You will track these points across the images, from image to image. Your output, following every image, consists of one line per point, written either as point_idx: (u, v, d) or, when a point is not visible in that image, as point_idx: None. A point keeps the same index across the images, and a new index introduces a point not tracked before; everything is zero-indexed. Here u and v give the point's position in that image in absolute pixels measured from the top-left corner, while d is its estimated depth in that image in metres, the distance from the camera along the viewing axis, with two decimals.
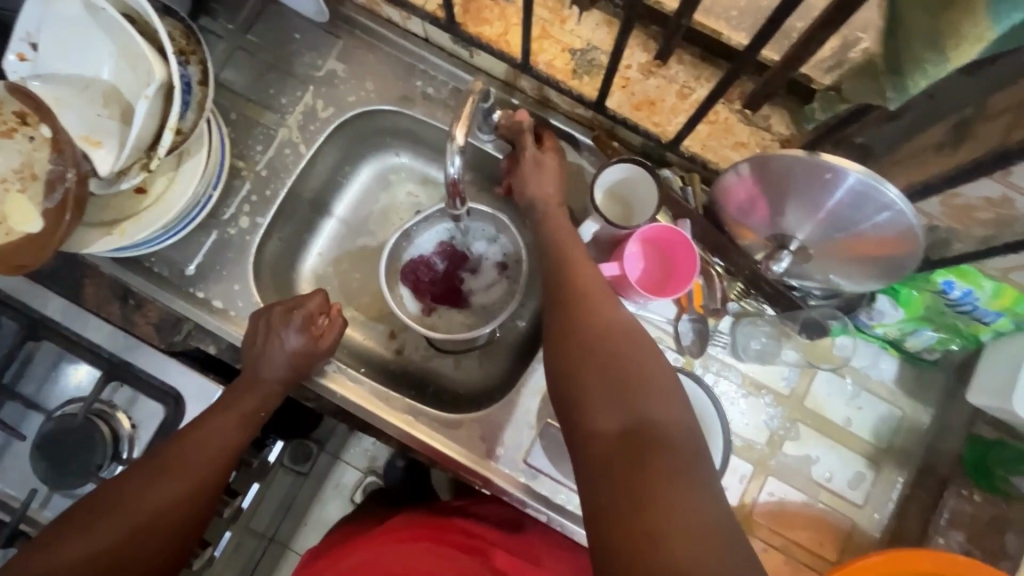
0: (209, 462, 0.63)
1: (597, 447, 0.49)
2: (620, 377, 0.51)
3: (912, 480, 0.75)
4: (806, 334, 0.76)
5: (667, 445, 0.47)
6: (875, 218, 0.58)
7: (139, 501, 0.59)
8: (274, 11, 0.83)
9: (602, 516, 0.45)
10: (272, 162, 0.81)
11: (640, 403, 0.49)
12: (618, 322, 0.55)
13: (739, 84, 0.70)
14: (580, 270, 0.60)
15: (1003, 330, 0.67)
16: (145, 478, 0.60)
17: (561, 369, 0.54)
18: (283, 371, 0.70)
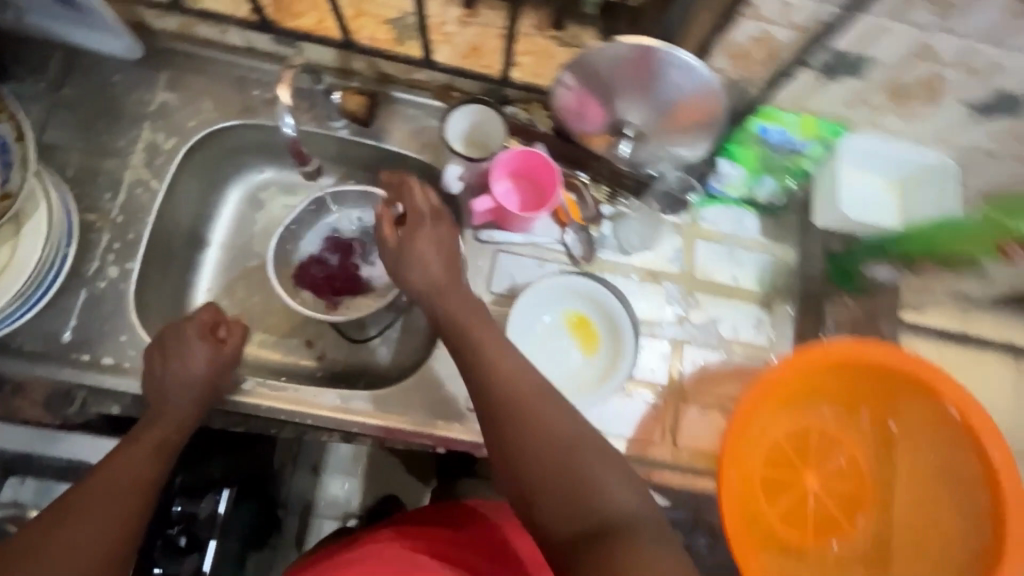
0: (130, 503, 0.60)
1: (524, 477, 0.52)
2: (522, 406, 0.54)
3: (800, 309, 0.85)
4: (671, 211, 0.85)
5: (590, 454, 0.52)
6: (686, 84, 0.68)
7: (43, 551, 0.53)
8: (86, 61, 0.81)
9: (550, 527, 0.50)
10: (126, 206, 0.78)
11: (549, 410, 0.54)
12: (499, 338, 0.60)
13: (525, 16, 0.75)
14: (455, 301, 0.63)
15: (819, 157, 0.79)
16: (47, 527, 0.55)
17: (489, 424, 0.55)
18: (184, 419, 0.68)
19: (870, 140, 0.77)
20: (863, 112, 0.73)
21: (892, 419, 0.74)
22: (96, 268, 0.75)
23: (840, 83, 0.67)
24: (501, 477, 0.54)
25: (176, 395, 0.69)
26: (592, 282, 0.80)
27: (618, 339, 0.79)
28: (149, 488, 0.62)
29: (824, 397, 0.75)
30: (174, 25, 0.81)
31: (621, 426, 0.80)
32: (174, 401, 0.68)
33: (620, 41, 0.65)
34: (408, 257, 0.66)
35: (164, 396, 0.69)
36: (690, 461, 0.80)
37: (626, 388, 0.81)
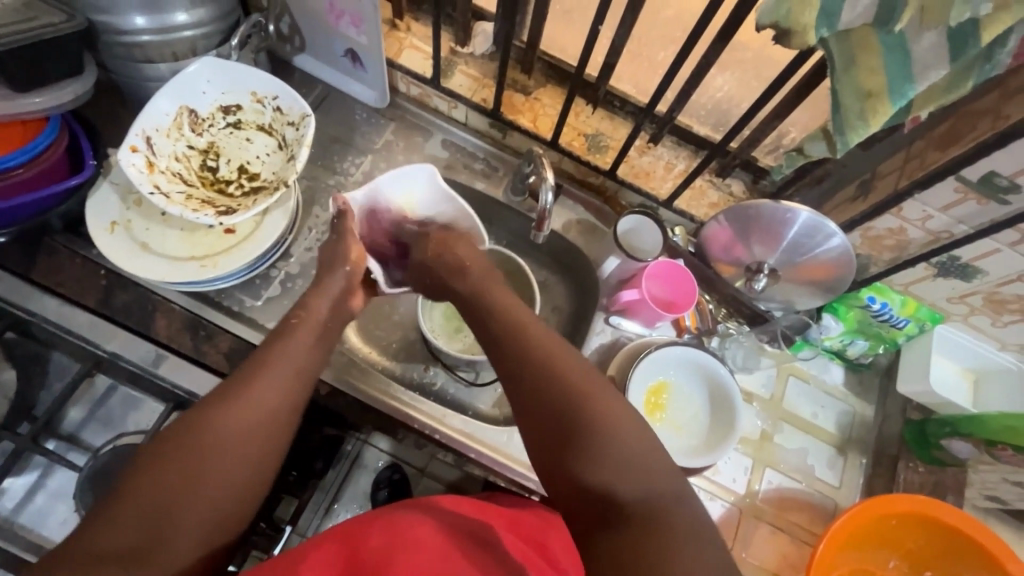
0: (263, 427, 0.59)
1: (568, 483, 0.55)
2: (563, 394, 0.58)
3: (872, 461, 0.94)
4: (775, 344, 0.96)
5: (632, 451, 0.55)
6: (821, 247, 0.83)
7: (203, 479, 0.55)
8: (337, 97, 1.00)
9: (597, 539, 0.52)
10: (334, 214, 0.93)
11: (597, 416, 0.56)
12: (559, 347, 0.62)
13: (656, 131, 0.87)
14: (500, 300, 0.68)
15: (912, 333, 0.92)
16: (193, 458, 0.55)
17: (580, 457, 0.55)
18: (299, 370, 0.64)
19: (959, 333, 0.90)
20: (960, 309, 0.87)
21: None
22: (298, 255, 0.89)
23: (949, 282, 0.83)
24: (547, 476, 0.57)
25: (294, 348, 0.65)
26: (713, 358, 0.86)
27: (727, 423, 0.84)
28: (276, 420, 0.60)
29: (893, 548, 0.82)
30: (416, 92, 1.00)
31: None
32: (295, 351, 0.65)
33: (790, 206, 0.80)
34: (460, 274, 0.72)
35: (281, 336, 0.65)
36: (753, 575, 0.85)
37: (709, 489, 0.88)
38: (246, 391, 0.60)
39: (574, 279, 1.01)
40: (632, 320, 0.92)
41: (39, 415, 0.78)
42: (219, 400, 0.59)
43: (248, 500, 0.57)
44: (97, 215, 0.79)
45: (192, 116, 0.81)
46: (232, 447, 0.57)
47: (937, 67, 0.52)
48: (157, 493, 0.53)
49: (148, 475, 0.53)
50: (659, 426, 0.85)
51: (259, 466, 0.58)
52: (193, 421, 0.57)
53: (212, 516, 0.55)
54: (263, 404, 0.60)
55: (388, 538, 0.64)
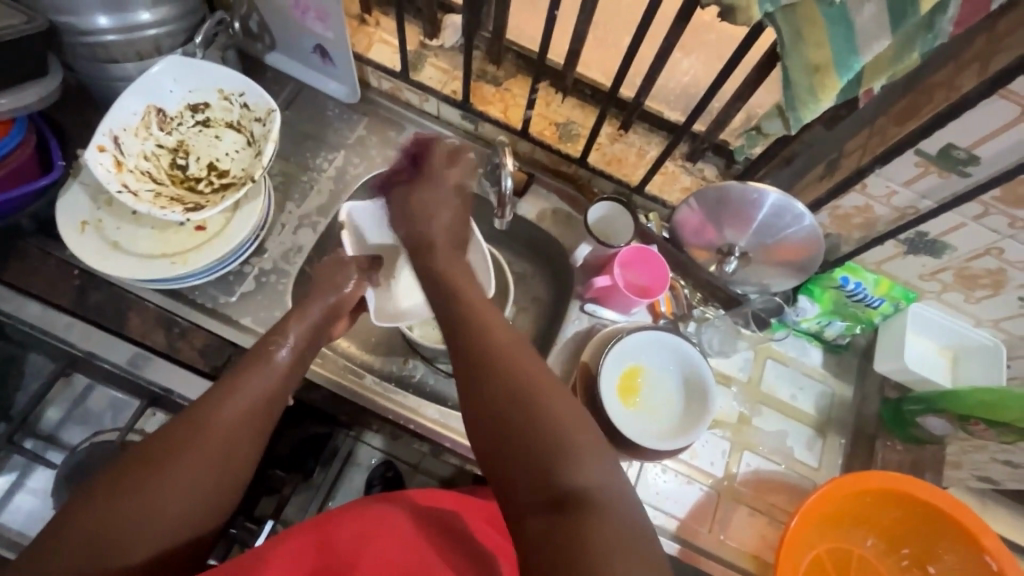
0: (225, 446, 0.59)
1: (520, 477, 0.52)
2: (521, 384, 0.55)
3: (851, 441, 0.94)
4: (753, 327, 0.96)
5: (586, 443, 0.52)
6: (790, 227, 0.83)
7: (156, 495, 0.54)
8: (309, 93, 1.01)
9: (532, 538, 0.48)
10: (307, 209, 0.93)
11: (550, 407, 0.53)
12: (519, 343, 0.60)
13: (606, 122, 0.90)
14: (466, 288, 0.67)
15: (887, 312, 0.92)
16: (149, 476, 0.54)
17: (544, 454, 0.51)
18: (268, 395, 0.64)
19: (934, 310, 0.90)
20: (933, 286, 0.87)
21: (931, 562, 0.80)
22: (272, 250, 0.89)
23: (919, 258, 0.82)
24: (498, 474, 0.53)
25: (264, 371, 0.65)
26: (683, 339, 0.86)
27: (700, 407, 0.84)
28: (241, 441, 0.60)
29: (869, 526, 0.82)
30: (387, 86, 1.01)
31: (674, 507, 0.87)
32: (263, 374, 0.65)
33: (760, 187, 0.80)
34: (428, 252, 0.73)
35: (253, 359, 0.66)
36: (731, 558, 0.85)
37: (686, 472, 0.89)
38: (212, 413, 0.60)
39: (551, 268, 1.02)
40: (609, 307, 0.92)
41: (15, 414, 0.79)
42: (188, 420, 0.59)
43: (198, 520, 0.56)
44: (68, 214, 0.79)
45: (160, 115, 0.82)
46: (188, 468, 0.56)
47: (879, 38, 0.52)
48: (113, 511, 0.52)
49: (105, 493, 0.53)
50: (630, 411, 0.85)
51: (219, 485, 0.58)
52: (159, 441, 0.57)
53: (167, 535, 0.54)
54: (228, 423, 0.60)
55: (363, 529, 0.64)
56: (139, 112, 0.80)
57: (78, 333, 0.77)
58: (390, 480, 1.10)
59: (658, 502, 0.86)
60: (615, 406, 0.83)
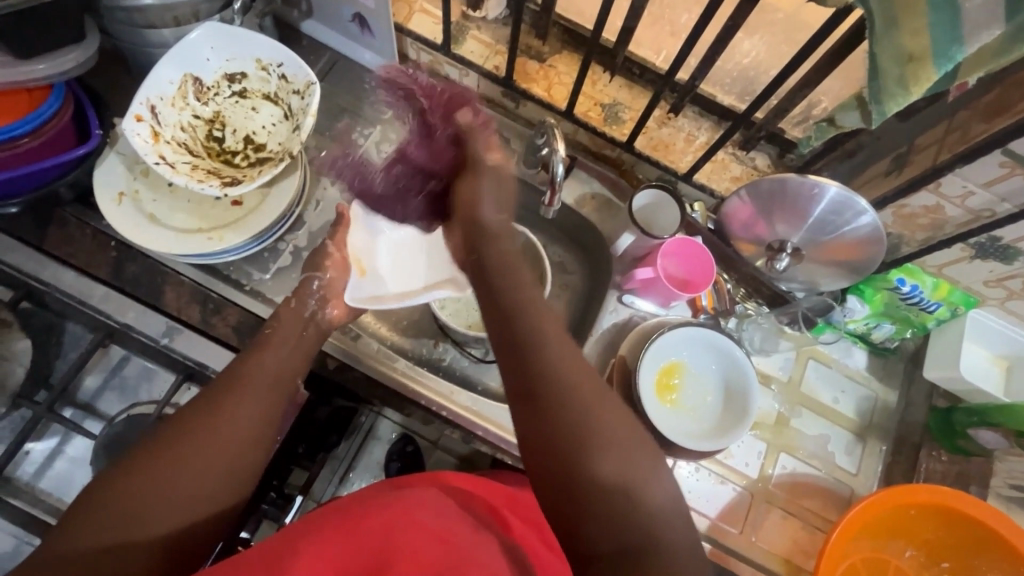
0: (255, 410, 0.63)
1: (560, 469, 0.52)
2: (561, 398, 0.54)
3: (892, 449, 0.91)
4: (796, 327, 0.94)
5: (611, 438, 0.53)
6: (853, 223, 0.78)
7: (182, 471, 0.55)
8: (345, 65, 0.98)
9: (577, 515, 0.51)
10: (347, 186, 0.92)
11: (595, 419, 0.54)
12: (567, 348, 0.58)
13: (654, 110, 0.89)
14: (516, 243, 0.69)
15: (943, 317, 0.88)
16: (168, 447, 0.56)
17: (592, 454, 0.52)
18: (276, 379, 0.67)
19: (995, 319, 0.85)
20: (997, 293, 0.82)
21: None
22: (308, 226, 0.88)
23: (986, 265, 0.78)
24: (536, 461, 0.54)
25: (277, 355, 0.69)
26: (718, 332, 0.83)
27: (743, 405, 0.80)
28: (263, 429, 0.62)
29: (909, 538, 0.80)
30: (426, 59, 0.97)
31: (706, 506, 0.85)
32: (275, 359, 0.69)
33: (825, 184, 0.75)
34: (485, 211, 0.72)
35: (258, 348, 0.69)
36: (764, 560, 0.84)
37: (719, 472, 0.87)
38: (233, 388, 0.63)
39: (589, 255, 0.99)
40: (646, 298, 0.89)
41: (56, 383, 0.77)
42: (204, 408, 0.61)
43: (221, 482, 0.57)
44: (105, 183, 0.78)
45: (197, 84, 0.80)
46: (212, 439, 0.58)
47: (990, 26, 0.47)
48: (138, 495, 0.53)
49: (126, 478, 0.54)
50: (655, 389, 0.82)
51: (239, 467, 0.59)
52: (188, 410, 0.61)
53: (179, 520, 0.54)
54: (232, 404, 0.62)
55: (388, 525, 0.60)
56: (174, 81, 0.78)
57: (112, 308, 0.78)
58: (410, 455, 1.15)
59: (689, 500, 0.85)
60: (653, 404, 0.81)
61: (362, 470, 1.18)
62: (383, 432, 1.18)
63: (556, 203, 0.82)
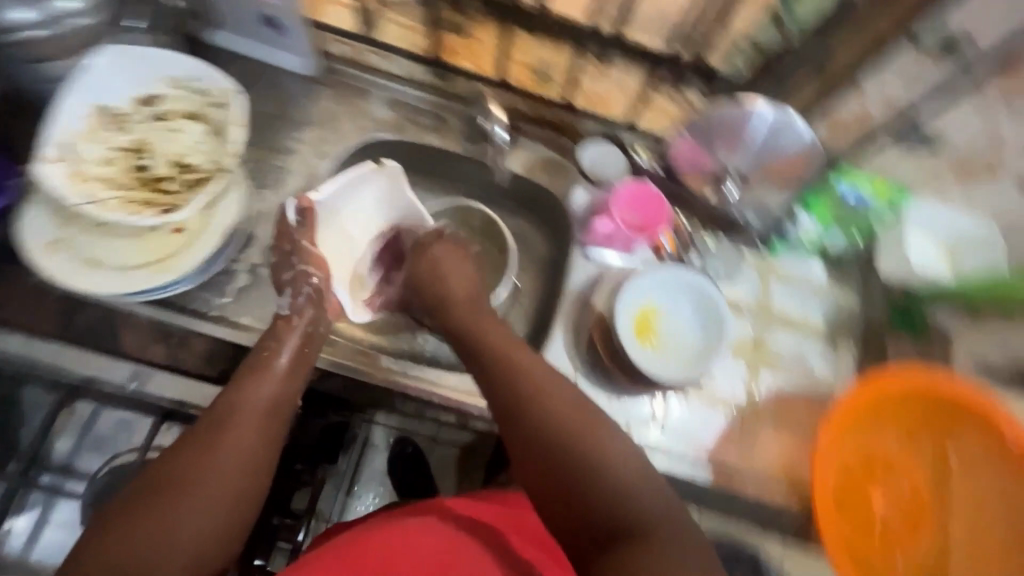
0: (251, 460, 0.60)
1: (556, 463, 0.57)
2: (547, 404, 0.61)
3: (861, 346, 0.96)
4: (752, 250, 0.98)
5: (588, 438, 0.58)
6: (788, 141, 0.84)
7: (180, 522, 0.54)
8: (263, 71, 0.94)
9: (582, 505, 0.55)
10: (293, 193, 0.89)
11: (574, 421, 0.59)
12: (525, 359, 0.66)
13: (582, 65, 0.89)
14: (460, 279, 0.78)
15: (883, 216, 0.94)
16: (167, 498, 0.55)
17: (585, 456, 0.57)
18: (268, 406, 0.65)
19: (933, 206, 0.90)
20: (928, 181, 0.87)
21: (950, 446, 0.83)
22: (260, 241, 0.85)
23: None
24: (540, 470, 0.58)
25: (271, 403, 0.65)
26: (683, 266, 0.85)
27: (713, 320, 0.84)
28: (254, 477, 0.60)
29: (890, 423, 0.85)
30: (346, 52, 0.94)
31: (704, 435, 0.88)
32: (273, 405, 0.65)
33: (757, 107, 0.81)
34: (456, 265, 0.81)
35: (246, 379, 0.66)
36: (765, 473, 0.88)
37: (709, 400, 0.90)
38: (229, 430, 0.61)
39: (547, 220, 1.00)
40: (611, 249, 0.91)
41: (23, 452, 0.79)
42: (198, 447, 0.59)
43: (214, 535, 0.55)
44: (30, 233, 0.73)
45: (110, 113, 0.76)
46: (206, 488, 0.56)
47: None
48: (134, 544, 0.52)
49: (133, 530, 0.53)
50: (638, 342, 0.82)
51: (238, 501, 0.58)
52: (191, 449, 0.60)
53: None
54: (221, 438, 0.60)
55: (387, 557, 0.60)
56: (82, 112, 0.74)
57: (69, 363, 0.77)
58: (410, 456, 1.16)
59: (687, 433, 0.88)
60: (636, 348, 0.82)
61: (366, 477, 1.17)
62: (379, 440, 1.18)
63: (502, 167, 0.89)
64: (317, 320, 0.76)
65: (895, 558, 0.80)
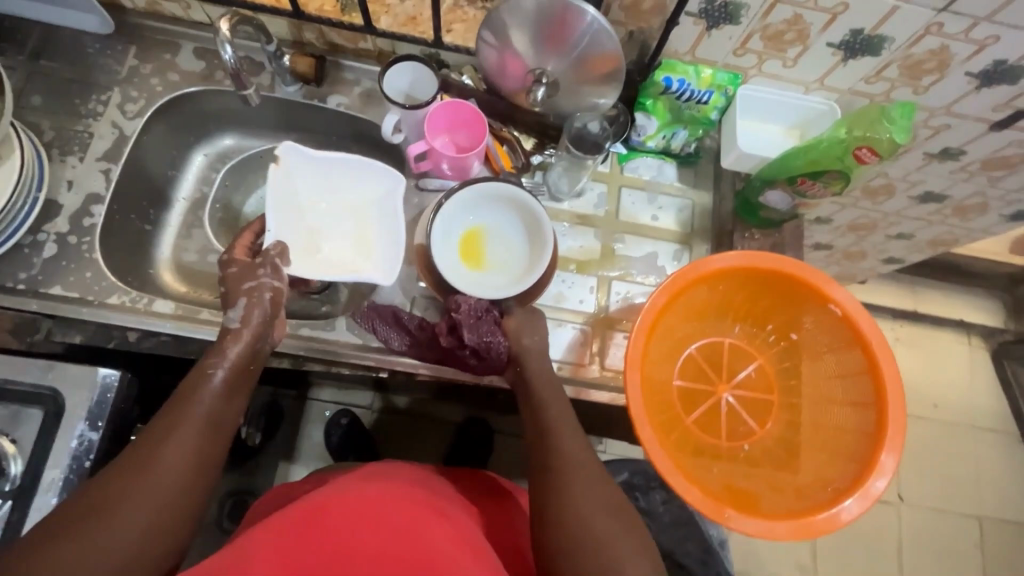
0: (202, 461, 0.60)
1: (556, 472, 0.64)
2: (563, 460, 0.65)
3: (715, 244, 0.93)
4: (584, 150, 0.87)
5: (585, 475, 0.64)
6: (586, 36, 0.77)
7: (134, 513, 0.54)
8: (59, 35, 0.90)
9: (550, 526, 0.61)
10: (98, 156, 0.86)
11: (576, 474, 0.64)
12: (563, 438, 0.67)
13: None
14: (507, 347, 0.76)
15: (721, 105, 0.88)
16: (119, 494, 0.54)
17: (568, 486, 0.63)
18: (218, 409, 0.63)
19: (761, 88, 0.87)
20: (750, 60, 0.83)
21: (794, 330, 0.81)
22: (65, 210, 0.82)
23: (724, 32, 0.78)
24: (540, 477, 0.65)
25: (225, 402, 0.65)
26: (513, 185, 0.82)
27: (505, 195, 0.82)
28: (203, 464, 0.60)
29: (732, 314, 0.83)
30: (142, 3, 0.90)
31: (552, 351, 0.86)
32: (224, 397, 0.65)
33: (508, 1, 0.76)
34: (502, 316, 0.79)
35: (191, 397, 0.62)
36: (616, 382, 0.86)
37: (556, 317, 0.88)
38: (177, 428, 0.60)
39: (389, 156, 0.98)
40: (439, 176, 0.88)
41: None
42: (142, 448, 0.58)
43: (164, 526, 0.56)
44: None
45: None
46: (155, 483, 0.56)
47: None
48: (84, 545, 0.51)
49: (79, 528, 0.52)
50: (489, 271, 0.83)
51: (188, 499, 0.58)
52: (139, 443, 0.58)
53: (123, 560, 0.53)
54: (162, 473, 0.57)
55: (351, 516, 0.63)
56: None
57: None
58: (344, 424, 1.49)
59: None
60: (457, 270, 0.80)
61: None
62: (316, 413, 1.56)
63: (249, 87, 0.82)
64: (274, 294, 0.73)
65: (741, 443, 0.80)
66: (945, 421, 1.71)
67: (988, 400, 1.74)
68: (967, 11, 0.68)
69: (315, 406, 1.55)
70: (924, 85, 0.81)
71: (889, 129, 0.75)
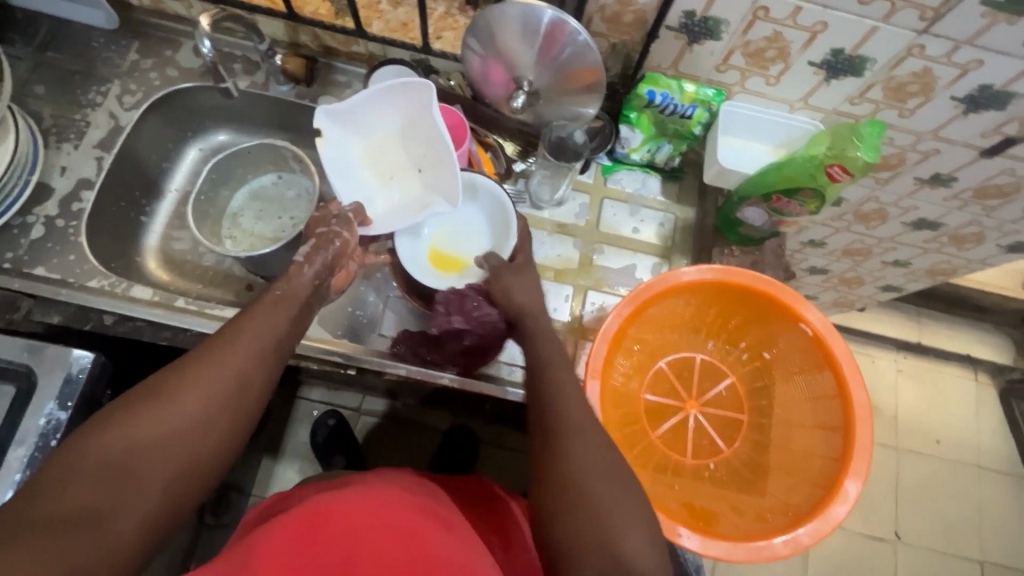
0: (249, 383, 0.58)
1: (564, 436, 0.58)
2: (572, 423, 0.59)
3: (694, 259, 0.92)
4: (557, 158, 0.89)
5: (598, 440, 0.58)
6: (568, 49, 0.76)
7: (176, 423, 0.52)
8: (67, 28, 0.94)
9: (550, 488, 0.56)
10: (93, 144, 0.89)
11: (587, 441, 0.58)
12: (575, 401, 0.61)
13: None
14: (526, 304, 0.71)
15: (705, 120, 0.86)
16: (169, 401, 0.53)
17: (577, 449, 0.57)
18: (273, 338, 0.62)
19: (745, 105, 0.86)
20: (733, 76, 0.83)
21: (767, 348, 0.79)
22: (56, 194, 0.85)
23: (705, 47, 0.79)
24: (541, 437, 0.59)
25: (274, 331, 0.63)
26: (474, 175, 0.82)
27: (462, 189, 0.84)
28: (250, 388, 0.58)
29: (706, 330, 0.82)
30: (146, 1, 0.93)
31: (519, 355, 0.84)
32: (275, 325, 0.63)
33: (491, 8, 0.75)
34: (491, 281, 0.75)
35: (246, 322, 0.62)
36: None
37: None
38: (227, 347, 0.58)
39: None
40: None
41: None
42: (194, 361, 0.56)
43: (207, 442, 0.54)
44: None
45: None
46: (199, 398, 0.54)
47: None
48: (131, 449, 0.50)
49: (145, 425, 0.51)
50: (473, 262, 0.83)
51: (233, 419, 0.56)
52: (197, 354, 0.57)
53: (169, 471, 0.51)
54: (188, 415, 0.53)
55: (354, 523, 0.60)
56: None
57: None
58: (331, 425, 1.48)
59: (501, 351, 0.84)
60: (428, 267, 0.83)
61: None
62: (303, 412, 1.55)
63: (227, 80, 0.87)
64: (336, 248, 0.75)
65: (707, 462, 0.79)
66: (946, 458, 1.65)
67: (992, 439, 1.68)
68: (946, 33, 0.68)
69: (303, 405, 1.55)
70: (909, 108, 0.81)
71: (864, 147, 0.75)
